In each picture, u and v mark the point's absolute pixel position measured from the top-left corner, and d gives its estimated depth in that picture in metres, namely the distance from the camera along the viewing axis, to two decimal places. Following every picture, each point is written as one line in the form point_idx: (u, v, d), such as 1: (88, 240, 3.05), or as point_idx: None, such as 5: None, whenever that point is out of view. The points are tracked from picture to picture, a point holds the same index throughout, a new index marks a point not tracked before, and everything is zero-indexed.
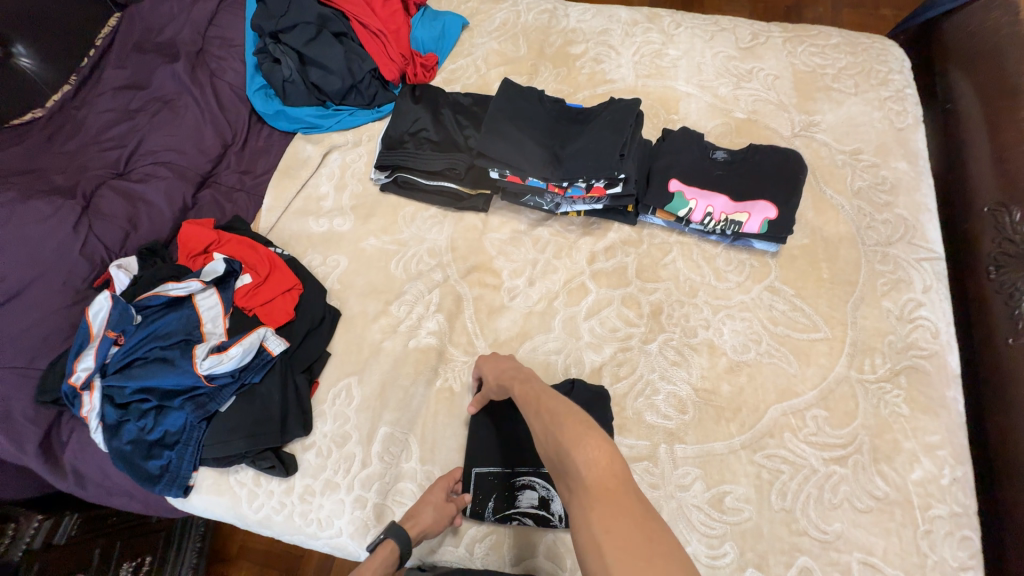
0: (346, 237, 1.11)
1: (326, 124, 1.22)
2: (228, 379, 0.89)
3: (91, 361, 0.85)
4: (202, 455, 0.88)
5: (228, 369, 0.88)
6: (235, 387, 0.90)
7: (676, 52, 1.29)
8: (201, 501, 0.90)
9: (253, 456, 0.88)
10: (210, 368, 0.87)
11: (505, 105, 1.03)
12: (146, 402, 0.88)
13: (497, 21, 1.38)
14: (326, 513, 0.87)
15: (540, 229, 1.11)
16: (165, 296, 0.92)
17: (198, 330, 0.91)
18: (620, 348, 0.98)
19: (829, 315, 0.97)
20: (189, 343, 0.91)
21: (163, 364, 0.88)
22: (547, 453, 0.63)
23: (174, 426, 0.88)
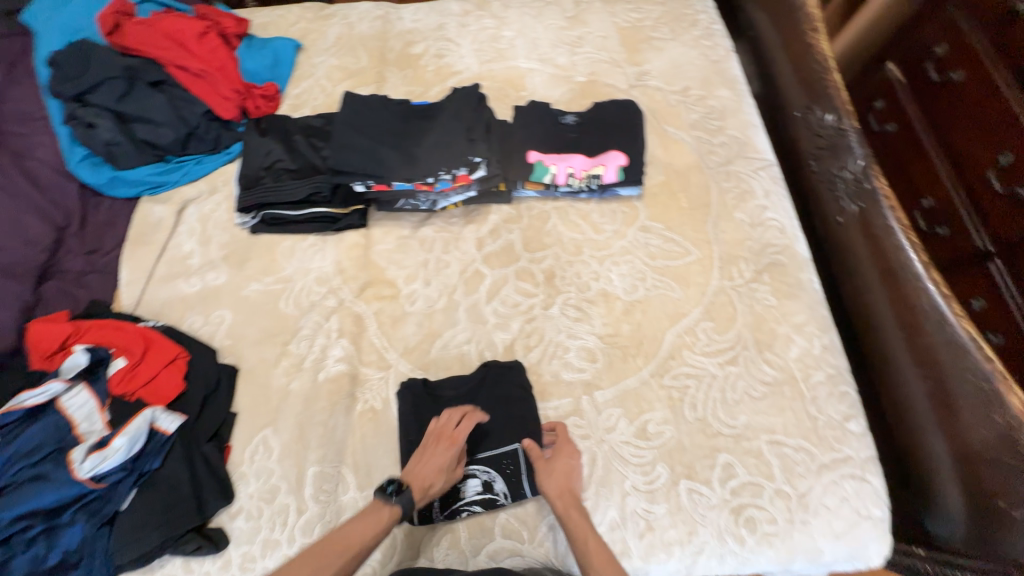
0: (225, 289, 1.04)
1: (172, 180, 1.14)
2: (120, 473, 0.81)
3: None
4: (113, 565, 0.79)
5: (116, 462, 0.80)
6: (134, 479, 0.83)
7: (511, 33, 1.35)
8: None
9: (175, 543, 0.81)
10: (94, 468, 0.79)
11: (350, 118, 1.02)
12: (29, 529, 0.77)
13: (331, 38, 1.37)
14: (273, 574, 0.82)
15: (425, 229, 1.12)
16: (18, 409, 0.81)
17: (71, 434, 0.82)
18: (526, 320, 1.01)
19: (695, 237, 1.07)
20: (63, 451, 0.81)
21: (37, 482, 0.78)
22: None
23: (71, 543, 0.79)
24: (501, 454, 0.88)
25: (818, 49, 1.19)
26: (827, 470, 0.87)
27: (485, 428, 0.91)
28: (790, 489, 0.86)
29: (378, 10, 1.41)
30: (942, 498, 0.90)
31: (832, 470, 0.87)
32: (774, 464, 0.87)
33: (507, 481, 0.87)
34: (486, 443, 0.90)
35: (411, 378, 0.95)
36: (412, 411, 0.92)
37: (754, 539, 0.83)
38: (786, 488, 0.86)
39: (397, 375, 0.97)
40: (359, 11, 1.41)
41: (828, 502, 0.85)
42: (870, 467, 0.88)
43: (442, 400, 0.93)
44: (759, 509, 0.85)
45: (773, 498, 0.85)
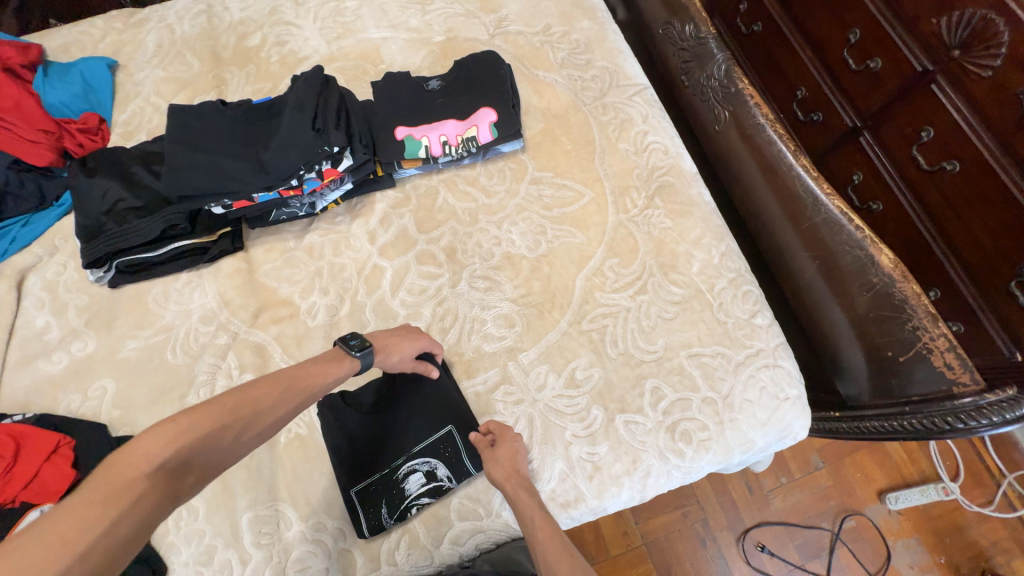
0: (97, 357, 0.93)
1: (0, 250, 0.98)
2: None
3: None
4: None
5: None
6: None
7: (354, 2, 1.23)
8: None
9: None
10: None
11: (182, 134, 0.91)
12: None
13: (150, 46, 1.19)
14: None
15: (309, 236, 1.03)
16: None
17: None
18: (437, 303, 0.97)
19: (585, 178, 1.05)
20: None
21: None
22: None
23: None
24: (438, 440, 0.86)
25: None
26: (744, 367, 0.92)
27: (414, 421, 0.89)
28: (715, 393, 0.90)
29: (198, 4, 1.24)
30: (845, 363, 0.98)
31: (749, 365, 0.92)
32: (697, 376, 0.91)
33: (449, 464, 0.86)
34: (418, 434, 0.88)
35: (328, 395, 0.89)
36: (337, 425, 0.87)
37: (692, 448, 0.87)
38: (711, 394, 0.90)
39: None
40: (176, 10, 1.23)
41: (749, 396, 0.90)
42: (781, 353, 0.94)
43: (362, 410, 0.89)
44: (691, 420, 0.89)
45: (702, 406, 0.89)
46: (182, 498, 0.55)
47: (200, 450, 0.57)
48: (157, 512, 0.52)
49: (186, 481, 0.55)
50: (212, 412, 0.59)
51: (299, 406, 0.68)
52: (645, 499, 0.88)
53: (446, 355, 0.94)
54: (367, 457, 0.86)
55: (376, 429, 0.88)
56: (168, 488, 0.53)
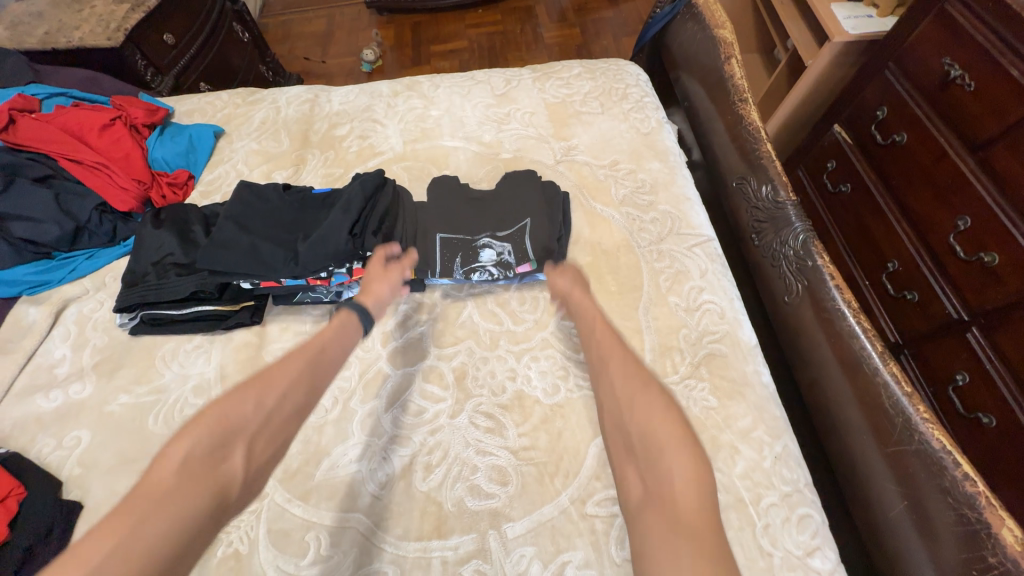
0: (88, 403, 0.91)
1: (56, 278, 1.04)
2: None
3: None
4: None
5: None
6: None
7: (438, 111, 1.32)
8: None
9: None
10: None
11: (239, 212, 0.95)
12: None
13: (256, 122, 1.33)
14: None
15: (326, 324, 1.00)
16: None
17: None
18: (429, 432, 0.87)
19: (623, 326, 0.95)
20: None
21: None
22: (624, 451, 0.69)
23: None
24: (516, 230, 0.97)
25: (749, 121, 1.15)
26: None
27: (506, 211, 1.00)
28: None
29: (308, 93, 1.39)
30: None
31: None
32: None
33: (516, 246, 0.96)
34: (505, 222, 0.99)
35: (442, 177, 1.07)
36: (438, 193, 1.04)
37: None
38: None
39: (271, 509, 0.81)
40: (289, 95, 1.39)
41: None
42: None
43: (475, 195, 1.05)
44: None
45: None
46: (238, 479, 0.63)
47: (225, 421, 0.64)
48: (209, 497, 0.58)
49: (228, 454, 0.63)
50: (197, 434, 0.62)
51: (304, 363, 0.74)
52: None
53: (422, 500, 0.81)
54: (462, 224, 0.99)
55: (469, 199, 1.03)
56: (210, 480, 0.60)
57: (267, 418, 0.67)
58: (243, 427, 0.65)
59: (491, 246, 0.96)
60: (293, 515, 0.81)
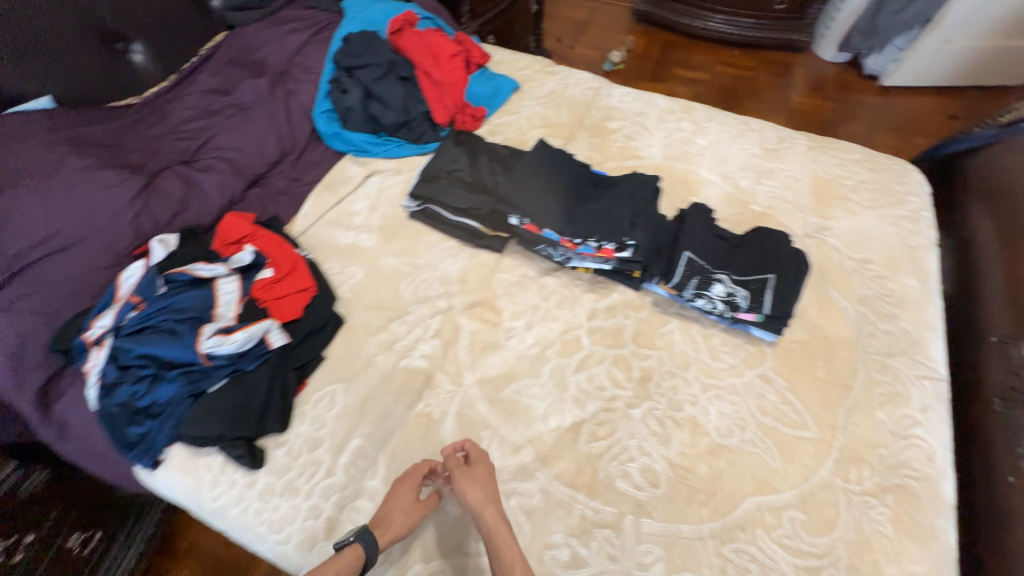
0: (368, 252, 1.18)
1: (374, 151, 1.34)
2: (222, 364, 0.94)
3: (109, 321, 0.95)
4: (175, 432, 0.92)
5: (226, 355, 0.93)
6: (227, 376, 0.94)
7: (705, 142, 1.39)
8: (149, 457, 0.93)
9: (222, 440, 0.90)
10: (211, 351, 0.92)
11: (533, 163, 1.12)
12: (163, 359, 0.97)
13: (545, 89, 1.53)
14: (269, 518, 0.87)
15: (548, 278, 1.15)
16: (196, 276, 1.01)
17: (210, 311, 0.98)
18: (603, 408, 0.98)
19: (819, 414, 0.95)
20: (197, 321, 0.96)
21: (168, 336, 0.93)
22: None
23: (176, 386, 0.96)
24: (753, 278, 1.02)
25: None
26: None
27: (750, 262, 1.05)
28: None
29: (594, 82, 1.56)
30: None
31: None
32: None
33: (750, 294, 1.00)
34: (744, 269, 1.04)
35: (698, 205, 1.13)
36: (694, 217, 1.10)
37: None
38: None
39: (465, 397, 0.99)
40: (578, 78, 1.57)
41: None
42: None
43: (723, 234, 1.11)
44: None
45: None
46: None
47: None
48: None
49: None
50: None
51: None
52: None
53: (582, 458, 0.92)
54: (708, 253, 1.06)
55: (716, 234, 1.09)
56: None
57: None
58: None
59: (726, 283, 1.02)
60: (479, 410, 0.97)
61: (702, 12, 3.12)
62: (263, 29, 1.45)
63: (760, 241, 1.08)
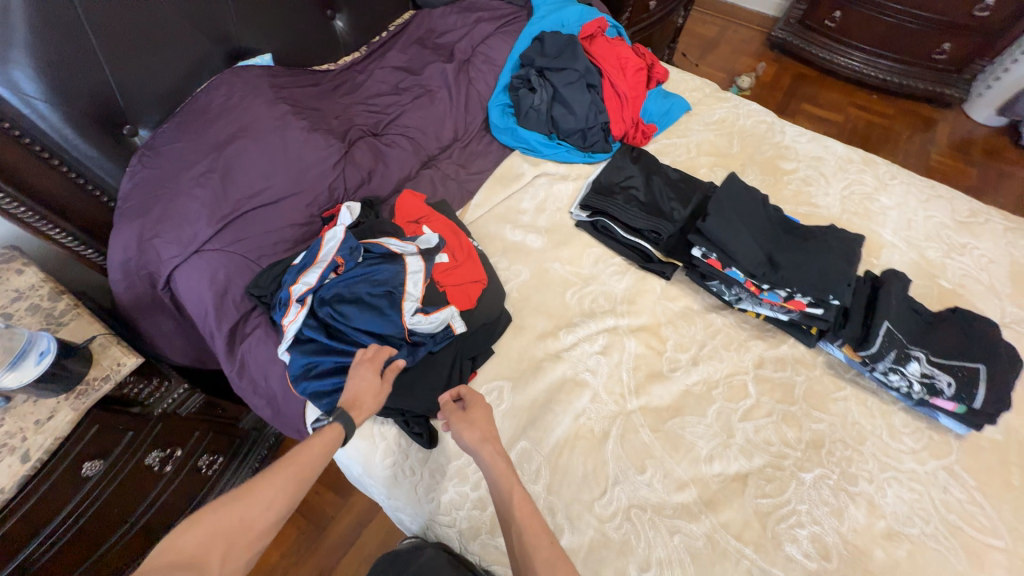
0: (535, 253, 1.19)
1: (545, 152, 1.35)
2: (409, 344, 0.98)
3: (314, 279, 0.96)
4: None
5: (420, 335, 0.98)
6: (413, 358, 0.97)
7: (887, 200, 1.31)
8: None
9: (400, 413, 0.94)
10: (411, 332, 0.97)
11: (728, 197, 1.10)
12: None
13: (716, 116, 1.48)
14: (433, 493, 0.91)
15: (714, 315, 1.12)
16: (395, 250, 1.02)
17: (401, 287, 0.98)
18: (771, 463, 0.94)
19: (1012, 525, 0.88)
20: (392, 296, 0.99)
21: (371, 310, 0.97)
22: None
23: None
24: (958, 364, 0.95)
25: None
26: None
27: (951, 346, 0.98)
28: None
29: (768, 116, 1.49)
30: None
31: None
32: None
33: (955, 381, 0.93)
34: (944, 353, 0.98)
35: (892, 270, 1.08)
36: (895, 285, 1.04)
37: None
38: None
39: (628, 421, 0.98)
40: (750, 109, 1.51)
41: None
42: None
43: (919, 309, 1.04)
44: None
45: None
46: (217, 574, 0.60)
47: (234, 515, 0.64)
48: None
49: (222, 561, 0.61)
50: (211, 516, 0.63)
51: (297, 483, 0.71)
52: None
53: (749, 511, 0.89)
54: (904, 326, 1.00)
55: (911, 306, 1.03)
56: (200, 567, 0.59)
57: (250, 527, 0.64)
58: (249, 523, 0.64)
59: (922, 363, 0.96)
60: (642, 437, 0.96)
61: (842, 48, 2.91)
62: (453, 13, 1.47)
63: (959, 323, 1.01)
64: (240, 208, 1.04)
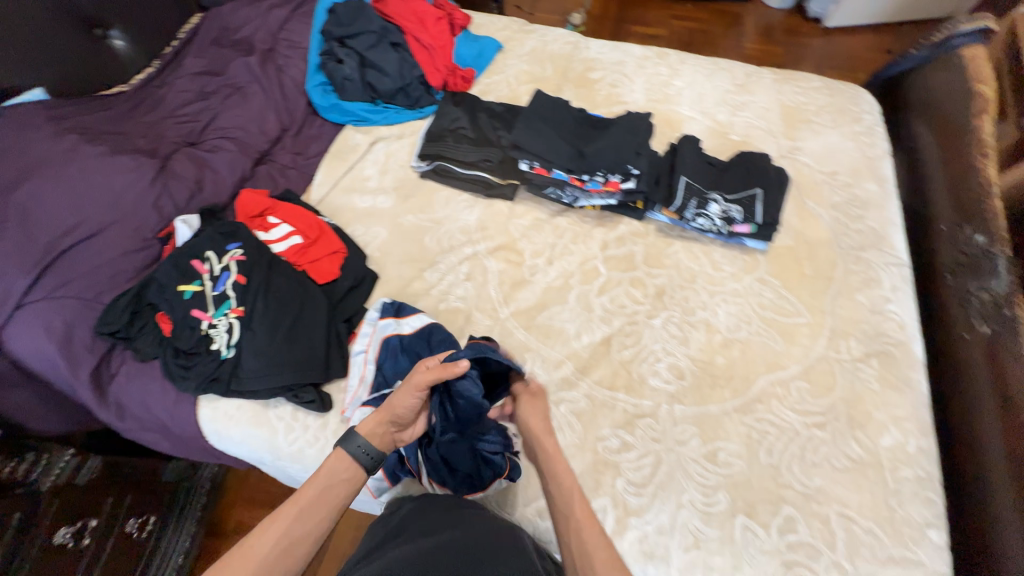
0: (388, 212, 1.24)
1: (374, 119, 1.39)
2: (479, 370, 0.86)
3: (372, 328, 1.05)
4: (234, 382, 0.97)
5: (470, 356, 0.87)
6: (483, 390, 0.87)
7: (681, 83, 1.50)
8: (212, 412, 1.01)
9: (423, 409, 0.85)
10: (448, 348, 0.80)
11: (537, 109, 1.22)
12: (206, 323, 0.99)
13: (527, 48, 1.59)
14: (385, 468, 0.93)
15: (559, 219, 1.24)
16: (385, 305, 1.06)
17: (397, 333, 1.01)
18: (628, 321, 1.09)
19: (810, 303, 1.10)
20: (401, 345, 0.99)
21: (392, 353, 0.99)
22: None
23: (223, 345, 0.98)
24: (742, 194, 1.15)
25: (983, 174, 1.18)
26: (894, 564, 0.83)
27: (738, 182, 1.17)
28: (850, 567, 0.83)
29: (571, 37, 1.63)
30: None
31: (900, 566, 0.83)
32: (839, 536, 0.86)
33: (743, 208, 1.14)
34: (735, 189, 1.17)
35: (687, 136, 1.25)
36: (687, 146, 1.21)
37: None
38: (846, 563, 0.83)
39: (503, 328, 1.08)
40: (556, 34, 1.64)
41: None
42: None
43: (712, 160, 1.23)
44: (811, 572, 0.83)
45: (830, 568, 0.83)
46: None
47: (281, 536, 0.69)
48: None
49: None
50: (260, 537, 0.69)
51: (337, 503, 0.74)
52: None
53: (616, 364, 1.04)
54: (702, 177, 1.18)
55: (705, 159, 1.21)
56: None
57: (287, 546, 0.69)
58: (292, 541, 0.69)
59: (720, 202, 1.15)
60: (518, 337, 1.07)
61: None
62: (242, 5, 1.44)
63: (741, 163, 1.21)
64: (57, 249, 1.00)
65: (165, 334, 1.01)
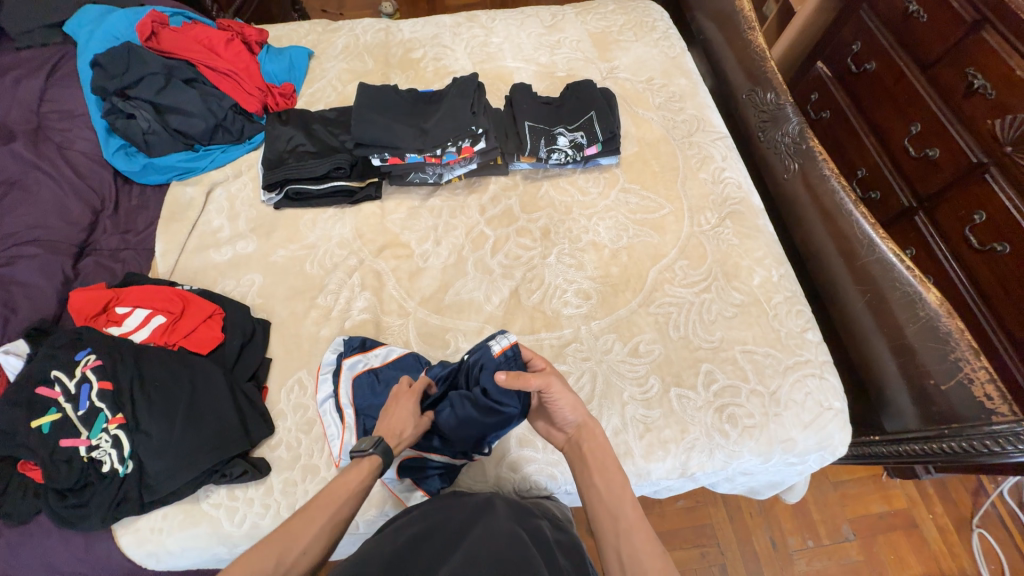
0: (254, 256, 1.16)
1: (200, 166, 1.26)
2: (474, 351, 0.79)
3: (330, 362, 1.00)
4: (146, 494, 0.87)
5: (486, 359, 0.76)
6: (474, 367, 0.79)
7: (498, 39, 1.55)
8: (134, 536, 0.89)
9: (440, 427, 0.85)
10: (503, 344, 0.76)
11: (365, 102, 1.20)
12: (85, 447, 0.86)
13: (339, 46, 1.53)
14: (425, 490, 0.90)
15: (432, 200, 1.25)
16: (345, 342, 1.01)
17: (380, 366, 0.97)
18: (527, 269, 1.15)
19: (667, 194, 1.24)
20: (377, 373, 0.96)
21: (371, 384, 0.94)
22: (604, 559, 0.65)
23: (116, 462, 0.86)
24: (581, 121, 1.24)
25: (756, 44, 1.43)
26: (792, 370, 1.01)
27: (575, 111, 1.27)
28: (763, 388, 1.00)
29: (380, 23, 1.59)
30: (896, 405, 1.04)
31: (796, 370, 1.01)
32: (748, 368, 1.01)
33: (587, 132, 1.23)
34: (574, 118, 1.26)
35: (518, 85, 1.31)
36: (521, 94, 1.28)
37: (737, 432, 0.96)
38: (760, 387, 1.00)
39: (417, 320, 1.08)
40: (364, 25, 1.59)
41: (795, 397, 0.99)
42: (827, 368, 1.02)
43: (545, 100, 1.30)
44: (738, 406, 0.98)
45: (750, 396, 0.99)
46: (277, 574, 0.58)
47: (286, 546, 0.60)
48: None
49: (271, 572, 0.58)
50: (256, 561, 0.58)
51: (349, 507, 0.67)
52: (686, 474, 0.96)
53: (531, 310, 1.09)
54: (542, 117, 1.25)
55: (540, 101, 1.28)
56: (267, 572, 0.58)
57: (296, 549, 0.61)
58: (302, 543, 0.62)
59: (566, 134, 1.23)
60: (435, 323, 1.08)
61: None
62: None
63: (572, 94, 1.30)
64: None
65: (39, 481, 0.86)
